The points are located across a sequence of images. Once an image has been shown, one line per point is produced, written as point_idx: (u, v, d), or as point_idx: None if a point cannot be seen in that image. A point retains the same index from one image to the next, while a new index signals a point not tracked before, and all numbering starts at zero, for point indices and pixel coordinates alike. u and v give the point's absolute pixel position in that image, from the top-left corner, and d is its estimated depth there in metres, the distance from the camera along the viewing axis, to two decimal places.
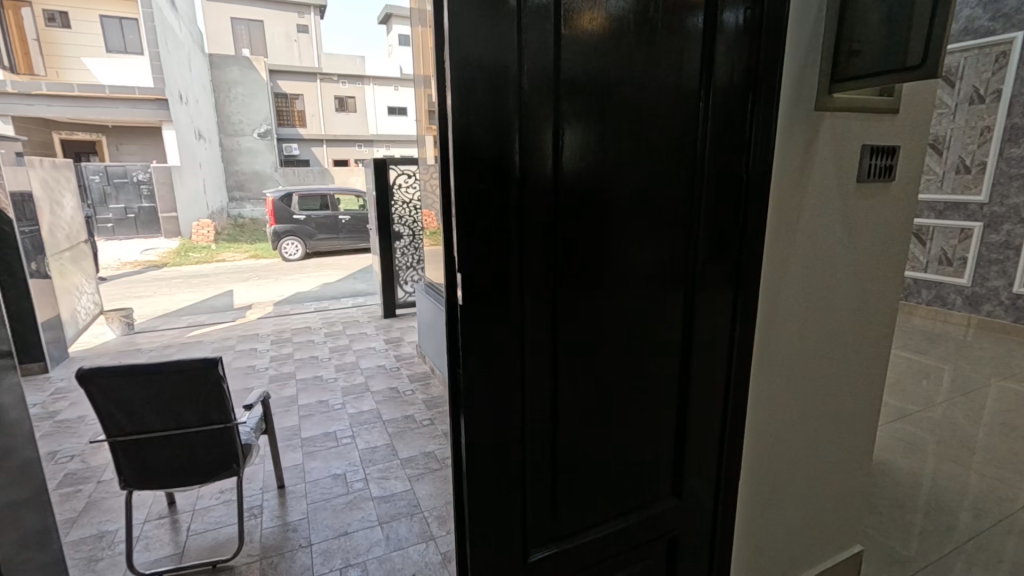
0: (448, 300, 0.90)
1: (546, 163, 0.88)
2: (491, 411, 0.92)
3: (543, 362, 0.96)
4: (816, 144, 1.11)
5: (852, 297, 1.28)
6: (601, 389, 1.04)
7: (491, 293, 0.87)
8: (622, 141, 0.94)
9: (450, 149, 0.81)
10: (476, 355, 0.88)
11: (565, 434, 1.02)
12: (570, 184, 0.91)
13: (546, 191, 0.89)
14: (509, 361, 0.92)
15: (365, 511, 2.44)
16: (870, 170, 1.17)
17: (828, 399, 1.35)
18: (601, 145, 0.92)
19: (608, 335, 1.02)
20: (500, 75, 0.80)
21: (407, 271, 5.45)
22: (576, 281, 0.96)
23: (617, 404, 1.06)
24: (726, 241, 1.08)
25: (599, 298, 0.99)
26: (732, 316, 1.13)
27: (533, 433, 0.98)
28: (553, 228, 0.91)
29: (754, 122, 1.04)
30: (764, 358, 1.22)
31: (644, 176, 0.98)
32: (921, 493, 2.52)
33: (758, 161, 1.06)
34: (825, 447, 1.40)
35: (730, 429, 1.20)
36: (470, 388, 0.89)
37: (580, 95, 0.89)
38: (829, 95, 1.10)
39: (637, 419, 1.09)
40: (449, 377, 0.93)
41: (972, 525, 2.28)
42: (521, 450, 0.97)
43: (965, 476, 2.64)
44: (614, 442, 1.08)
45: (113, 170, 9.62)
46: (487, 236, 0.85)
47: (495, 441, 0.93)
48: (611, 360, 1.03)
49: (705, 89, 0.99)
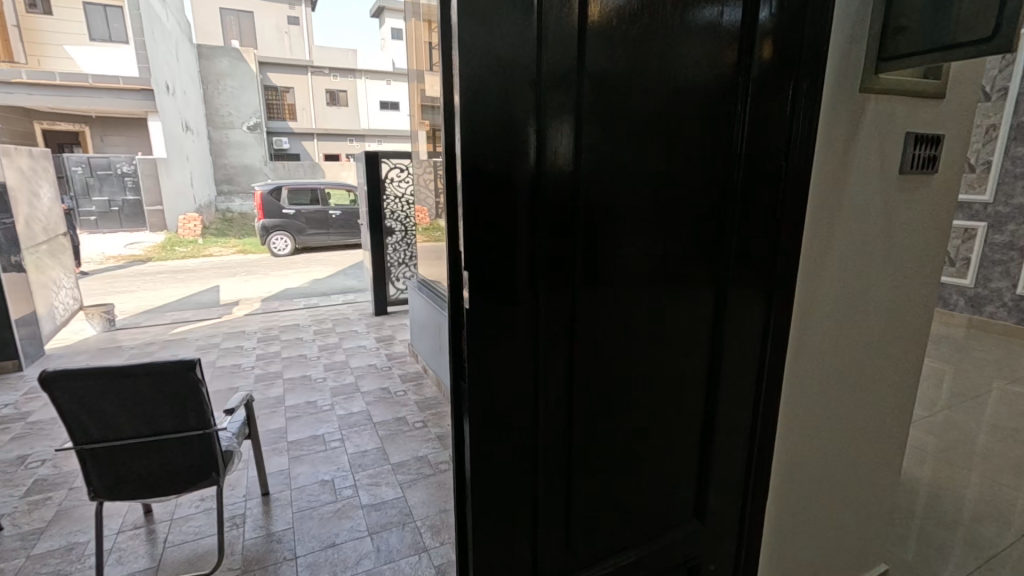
0: (451, 315, 0.79)
1: (566, 158, 0.76)
2: (499, 439, 0.80)
3: (559, 380, 0.85)
4: (859, 131, 1.00)
5: (888, 302, 1.17)
6: (622, 409, 0.93)
7: (502, 306, 0.76)
8: (653, 135, 0.83)
9: (457, 143, 0.70)
10: (484, 376, 0.77)
11: (582, 459, 0.91)
12: (592, 182, 0.80)
13: (566, 191, 0.78)
14: (522, 382, 0.81)
15: (354, 520, 2.31)
16: (913, 161, 1.07)
17: (862, 410, 1.25)
18: (629, 139, 0.81)
19: (631, 350, 0.91)
20: (518, 59, 0.68)
21: (400, 268, 5.30)
22: (598, 290, 0.85)
23: (639, 426, 0.95)
24: (761, 245, 0.97)
25: (622, 307, 0.88)
26: (764, 327, 1.02)
27: (547, 460, 0.87)
28: (573, 232, 0.80)
29: (795, 113, 0.93)
30: (795, 370, 1.12)
31: (675, 172, 0.87)
32: (932, 498, 2.45)
33: (797, 157, 0.95)
34: (857, 459, 1.30)
35: (758, 449, 1.10)
36: (477, 414, 0.78)
37: (605, 83, 0.77)
38: (877, 73, 0.98)
39: (661, 442, 0.99)
40: (451, 399, 0.82)
41: (985, 531, 2.22)
42: (533, 479, 0.86)
43: (974, 480, 2.58)
44: (634, 466, 0.97)
45: (96, 161, 9.44)
46: (497, 241, 0.73)
47: (504, 469, 0.82)
48: (633, 377, 0.93)
49: (741, 80, 0.88)
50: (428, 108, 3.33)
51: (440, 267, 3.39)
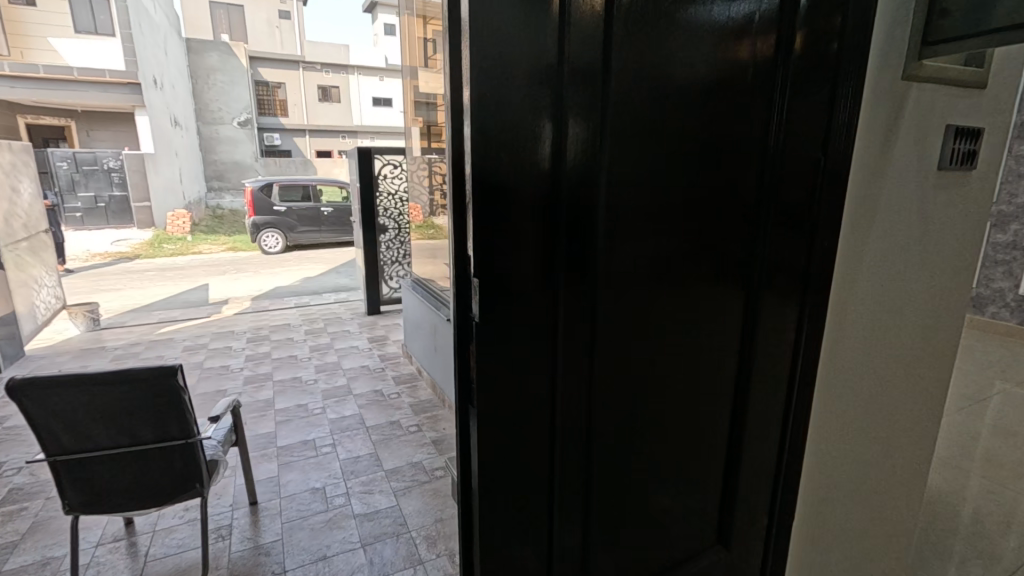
0: (457, 336, 0.73)
1: (587, 164, 0.70)
2: (509, 467, 0.75)
3: (577, 404, 0.78)
4: (900, 123, 0.92)
5: (925, 308, 1.09)
6: (644, 432, 0.87)
7: (512, 319, 0.71)
8: (681, 138, 0.76)
9: (466, 153, 0.65)
10: (492, 401, 0.72)
11: (601, 487, 0.84)
12: (617, 188, 0.73)
13: (588, 200, 0.71)
14: (533, 405, 0.76)
15: (347, 531, 2.21)
16: (952, 155, 0.99)
17: (895, 425, 1.16)
18: (656, 142, 0.74)
19: (654, 370, 0.84)
20: (528, 62, 0.63)
21: (393, 266, 5.18)
22: (621, 306, 0.78)
23: (660, 449, 0.89)
24: (796, 255, 0.90)
25: (646, 324, 0.81)
26: (796, 343, 0.96)
27: (564, 489, 0.81)
28: (596, 244, 0.73)
29: (837, 112, 0.85)
30: (827, 383, 1.04)
31: (704, 179, 0.80)
32: (941, 502, 2.40)
33: (836, 161, 0.88)
34: (889, 477, 1.21)
35: (786, 467, 1.04)
36: (486, 441, 0.73)
37: (631, 74, 0.70)
38: (920, 60, 0.89)
39: (684, 465, 0.93)
40: (457, 423, 0.77)
41: (995, 535, 2.17)
42: (549, 508, 0.80)
43: (984, 483, 2.53)
44: (656, 486, 0.91)
45: (82, 156, 9.20)
46: (508, 257, 0.68)
47: (515, 492, 0.77)
48: (657, 399, 0.86)
49: (779, 74, 0.80)
50: (422, 104, 3.23)
51: (435, 267, 3.29)
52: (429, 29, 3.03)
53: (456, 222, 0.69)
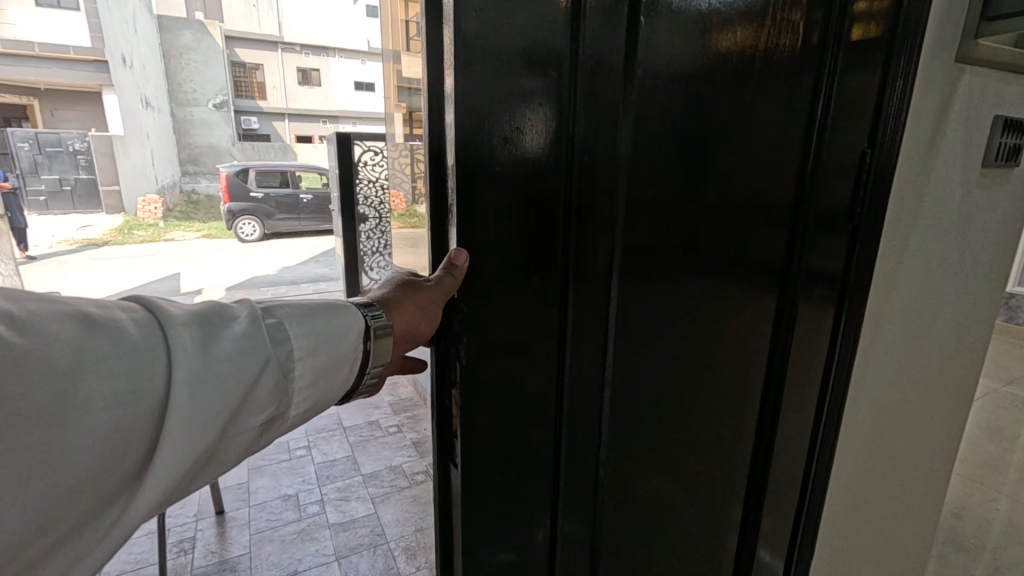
0: (437, 381, 0.59)
1: (602, 171, 0.57)
2: (501, 522, 0.63)
3: (581, 450, 0.67)
4: (948, 113, 0.80)
5: (957, 320, 0.98)
6: (658, 464, 0.75)
7: (507, 348, 0.58)
8: (712, 144, 0.64)
9: (449, 154, 0.50)
10: (480, 457, 0.60)
11: (608, 535, 0.73)
12: (637, 200, 0.61)
13: (602, 218, 0.59)
14: (530, 454, 0.64)
15: (320, 543, 2.06)
16: (998, 152, 0.88)
17: (920, 448, 1.06)
18: (685, 148, 0.62)
19: (672, 400, 0.73)
20: (532, 42, 0.50)
21: (374, 257, 4.89)
22: (639, 336, 0.66)
23: (677, 487, 0.79)
24: (834, 265, 0.79)
25: (665, 354, 0.70)
26: (828, 363, 0.85)
27: (568, 543, 0.69)
28: (608, 267, 0.61)
29: (887, 105, 0.74)
30: (855, 405, 0.93)
31: (736, 187, 0.68)
32: (950, 510, 2.29)
33: (883, 154, 0.76)
34: (911, 503, 1.10)
35: (812, 490, 0.94)
36: (471, 505, 0.60)
37: (659, 58, 0.57)
38: (976, 40, 0.77)
39: (700, 502, 0.83)
40: (435, 481, 0.63)
41: (1002, 543, 2.09)
42: (549, 566, 0.69)
43: (986, 488, 2.45)
44: (670, 520, 0.80)
45: (45, 137, 8.62)
46: (503, 286, 0.56)
47: (509, 547, 0.65)
48: (674, 435, 0.75)
49: (823, 60, 0.68)
50: (403, 90, 3.14)
51: (417, 258, 3.18)
52: (410, 13, 2.97)
53: (437, 240, 0.55)
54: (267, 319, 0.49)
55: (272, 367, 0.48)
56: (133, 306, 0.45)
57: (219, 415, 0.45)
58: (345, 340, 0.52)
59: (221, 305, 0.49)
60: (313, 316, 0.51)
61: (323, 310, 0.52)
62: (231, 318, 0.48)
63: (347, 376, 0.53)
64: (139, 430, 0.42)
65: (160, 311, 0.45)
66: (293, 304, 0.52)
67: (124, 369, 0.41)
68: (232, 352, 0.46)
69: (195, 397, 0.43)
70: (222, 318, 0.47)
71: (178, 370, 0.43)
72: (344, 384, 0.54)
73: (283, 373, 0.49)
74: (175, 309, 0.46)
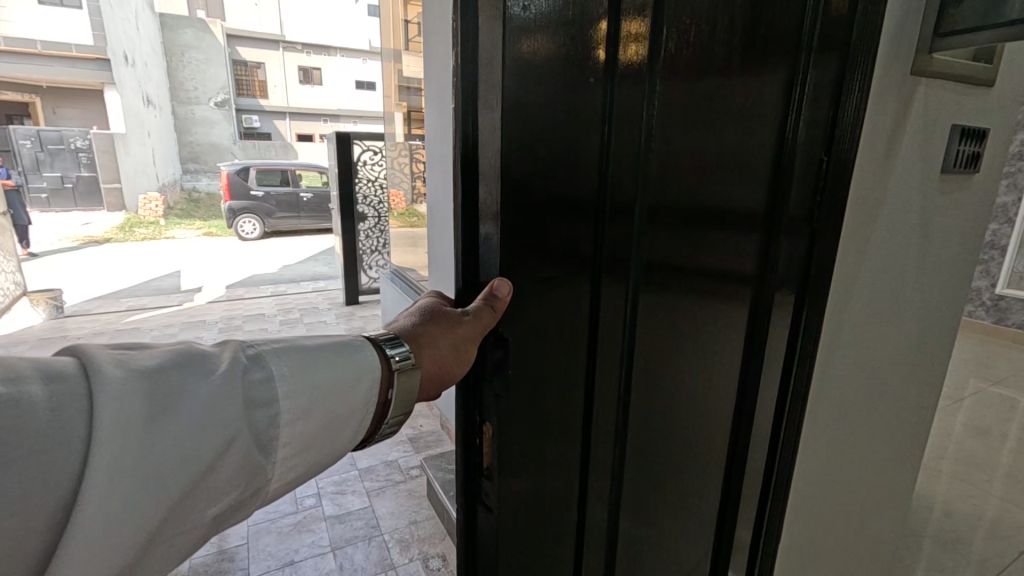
0: (461, 394, 0.64)
1: (626, 190, 0.63)
2: (531, 515, 0.68)
3: (602, 448, 0.72)
4: (907, 121, 0.85)
5: (920, 320, 1.03)
6: (665, 456, 0.82)
7: (543, 352, 0.63)
8: (709, 158, 0.70)
9: (496, 176, 0.55)
10: (509, 463, 0.64)
11: (623, 525, 0.79)
12: (657, 215, 0.67)
13: (625, 233, 0.64)
14: (550, 453, 0.68)
15: (316, 535, 2.11)
16: (956, 159, 0.92)
17: (887, 443, 1.11)
18: (698, 166, 0.69)
19: (677, 397, 0.79)
20: (573, 76, 0.56)
21: (372, 256, 5.03)
22: (651, 339, 0.73)
23: (680, 476, 0.85)
24: (790, 260, 0.82)
25: (674, 356, 0.76)
26: (790, 356, 0.88)
27: (592, 533, 0.75)
28: (628, 280, 0.67)
29: (844, 113, 0.78)
30: (822, 400, 0.98)
31: (740, 202, 0.75)
32: (938, 510, 2.33)
33: (839, 157, 0.80)
34: (879, 496, 1.16)
35: (775, 479, 0.96)
36: (507, 509, 0.65)
37: (677, 87, 0.63)
38: (930, 54, 0.82)
39: (679, 498, 0.86)
40: (463, 486, 0.67)
41: (989, 545, 2.11)
42: (571, 554, 0.75)
43: (974, 489, 2.48)
44: (674, 508, 0.86)
45: (46, 135, 8.83)
46: (537, 300, 0.61)
47: (539, 535, 0.70)
48: (670, 430, 0.80)
49: (795, 75, 0.74)
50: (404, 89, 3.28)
51: (416, 257, 3.23)
52: (412, 16, 3.13)
53: (465, 258, 0.60)
54: (254, 370, 0.50)
55: (242, 423, 0.48)
56: (69, 365, 0.43)
57: (168, 480, 0.44)
58: (338, 388, 0.53)
59: (202, 352, 0.49)
60: (302, 361, 0.52)
61: (319, 360, 0.53)
62: (208, 369, 0.47)
63: (359, 420, 0.56)
64: (54, 502, 0.39)
65: (125, 360, 0.45)
66: (288, 353, 0.52)
67: (37, 437, 0.39)
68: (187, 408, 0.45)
69: (126, 466, 0.41)
70: (176, 369, 0.46)
71: (99, 441, 0.40)
72: (353, 428, 0.56)
73: (257, 435, 0.49)
74: (146, 357, 0.46)
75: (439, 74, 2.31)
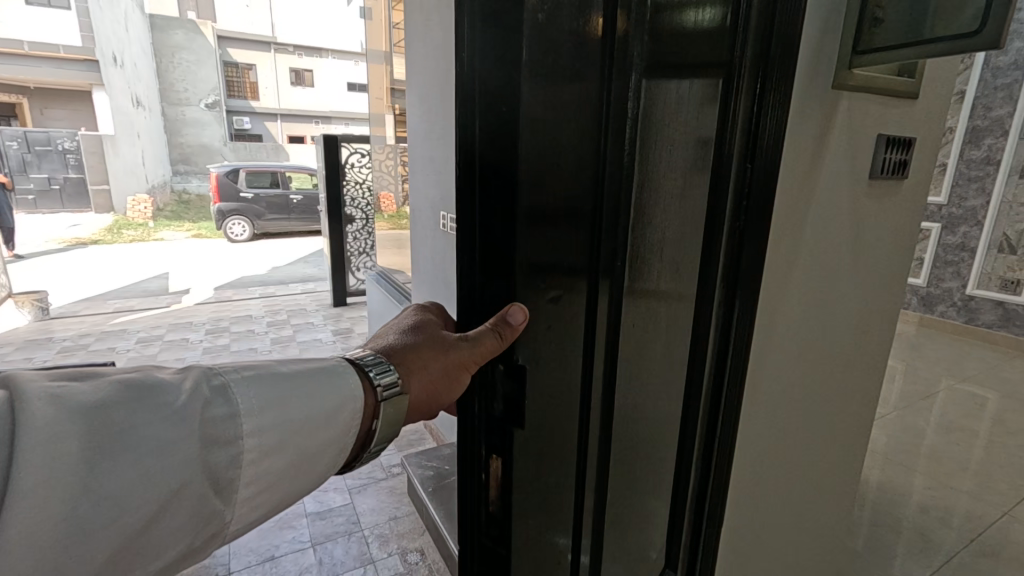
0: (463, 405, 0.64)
1: (622, 209, 0.60)
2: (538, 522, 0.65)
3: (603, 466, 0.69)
4: (830, 132, 0.91)
5: (854, 319, 1.10)
6: (644, 464, 0.82)
7: (552, 363, 0.60)
8: (680, 175, 0.68)
9: (499, 194, 0.53)
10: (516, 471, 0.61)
11: (611, 540, 0.77)
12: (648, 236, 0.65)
13: (622, 254, 0.61)
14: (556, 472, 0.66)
15: (297, 531, 2.15)
16: (884, 166, 0.99)
17: (825, 433, 1.17)
18: (674, 186, 0.68)
19: (653, 409, 0.80)
20: (574, 97, 0.53)
21: (360, 257, 5.06)
22: (637, 363, 0.70)
23: (654, 476, 0.87)
24: (709, 262, 0.81)
25: (654, 371, 0.77)
26: (720, 355, 0.89)
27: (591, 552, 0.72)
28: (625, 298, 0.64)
29: (762, 123, 0.79)
30: (758, 395, 1.01)
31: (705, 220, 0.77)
32: (906, 505, 2.41)
33: (762, 166, 0.81)
34: (819, 484, 1.22)
35: (711, 475, 0.98)
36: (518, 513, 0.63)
37: (662, 108, 0.61)
38: (851, 69, 0.88)
39: (645, 503, 0.86)
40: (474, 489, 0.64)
41: (952, 537, 2.19)
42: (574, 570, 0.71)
43: (939, 483, 2.57)
44: (648, 510, 0.88)
45: (34, 136, 8.81)
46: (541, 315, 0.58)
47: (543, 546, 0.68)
48: (647, 441, 0.81)
49: (727, 83, 0.73)
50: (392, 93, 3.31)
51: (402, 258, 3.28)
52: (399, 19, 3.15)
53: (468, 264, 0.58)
54: (217, 403, 0.52)
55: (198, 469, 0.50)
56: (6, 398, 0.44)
57: (118, 526, 0.46)
58: (303, 424, 0.56)
59: (159, 383, 0.51)
60: (270, 397, 0.55)
61: (292, 397, 0.56)
62: (163, 401, 0.50)
63: (334, 459, 0.60)
64: None
65: (62, 395, 0.46)
66: (254, 387, 0.55)
67: None
68: (141, 451, 0.47)
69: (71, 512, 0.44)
70: (122, 405, 0.48)
71: (22, 481, 0.42)
72: (327, 464, 0.60)
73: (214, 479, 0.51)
74: (90, 390, 0.48)
75: (421, 80, 2.36)
